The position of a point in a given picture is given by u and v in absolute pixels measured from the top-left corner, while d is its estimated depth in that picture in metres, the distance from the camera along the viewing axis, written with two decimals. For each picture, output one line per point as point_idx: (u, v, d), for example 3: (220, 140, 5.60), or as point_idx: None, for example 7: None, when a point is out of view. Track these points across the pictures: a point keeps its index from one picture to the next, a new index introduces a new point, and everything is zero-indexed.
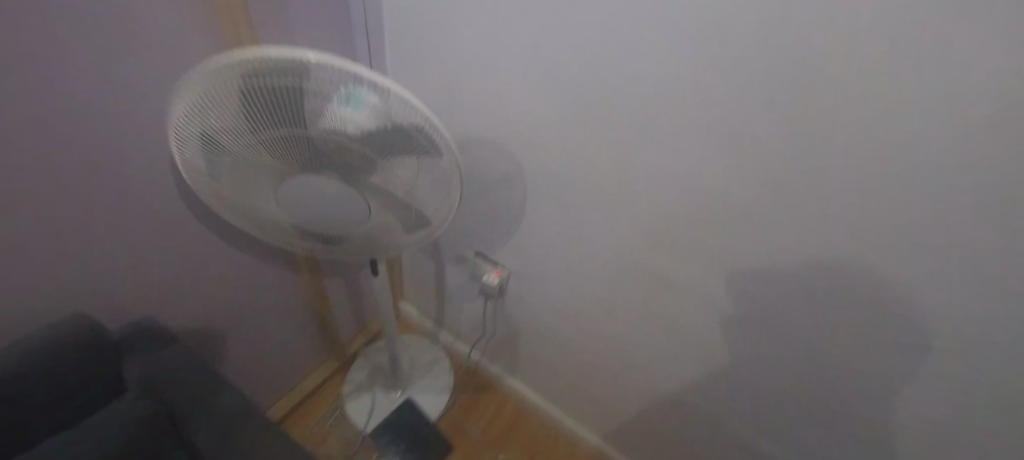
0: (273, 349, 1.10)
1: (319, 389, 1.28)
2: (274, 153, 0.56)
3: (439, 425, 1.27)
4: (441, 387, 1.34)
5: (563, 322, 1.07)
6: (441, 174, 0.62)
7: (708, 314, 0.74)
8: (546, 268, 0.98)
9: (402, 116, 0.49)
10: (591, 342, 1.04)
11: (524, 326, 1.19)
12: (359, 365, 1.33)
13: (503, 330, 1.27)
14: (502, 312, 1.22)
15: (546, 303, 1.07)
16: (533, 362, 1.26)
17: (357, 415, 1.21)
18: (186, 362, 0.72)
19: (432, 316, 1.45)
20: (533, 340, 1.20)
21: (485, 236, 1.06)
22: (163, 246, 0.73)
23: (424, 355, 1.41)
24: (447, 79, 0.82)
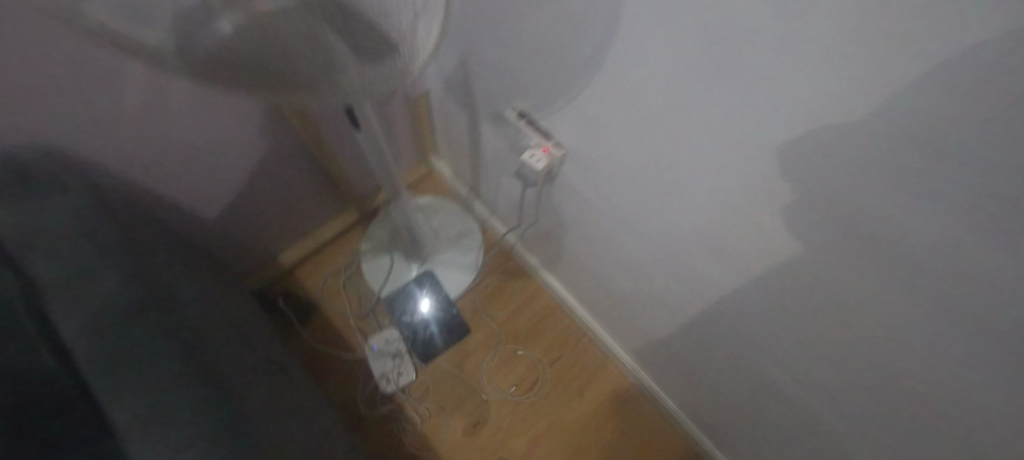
0: (269, 194, 0.94)
1: (336, 240, 1.17)
2: None
3: (458, 303, 1.13)
4: (466, 265, 1.16)
5: (627, 238, 0.72)
6: None
7: (929, 352, 0.34)
8: (613, 156, 0.58)
9: None
10: (661, 274, 0.71)
11: (569, 225, 0.87)
12: (379, 223, 1.17)
13: (545, 222, 0.95)
14: (544, 201, 0.88)
15: (608, 207, 0.69)
16: (574, 266, 0.99)
17: (372, 277, 1.12)
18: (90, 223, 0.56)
19: (466, 181, 1.16)
20: (581, 244, 0.89)
21: (532, 87, 0.63)
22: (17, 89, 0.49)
23: (453, 224, 1.19)
24: None
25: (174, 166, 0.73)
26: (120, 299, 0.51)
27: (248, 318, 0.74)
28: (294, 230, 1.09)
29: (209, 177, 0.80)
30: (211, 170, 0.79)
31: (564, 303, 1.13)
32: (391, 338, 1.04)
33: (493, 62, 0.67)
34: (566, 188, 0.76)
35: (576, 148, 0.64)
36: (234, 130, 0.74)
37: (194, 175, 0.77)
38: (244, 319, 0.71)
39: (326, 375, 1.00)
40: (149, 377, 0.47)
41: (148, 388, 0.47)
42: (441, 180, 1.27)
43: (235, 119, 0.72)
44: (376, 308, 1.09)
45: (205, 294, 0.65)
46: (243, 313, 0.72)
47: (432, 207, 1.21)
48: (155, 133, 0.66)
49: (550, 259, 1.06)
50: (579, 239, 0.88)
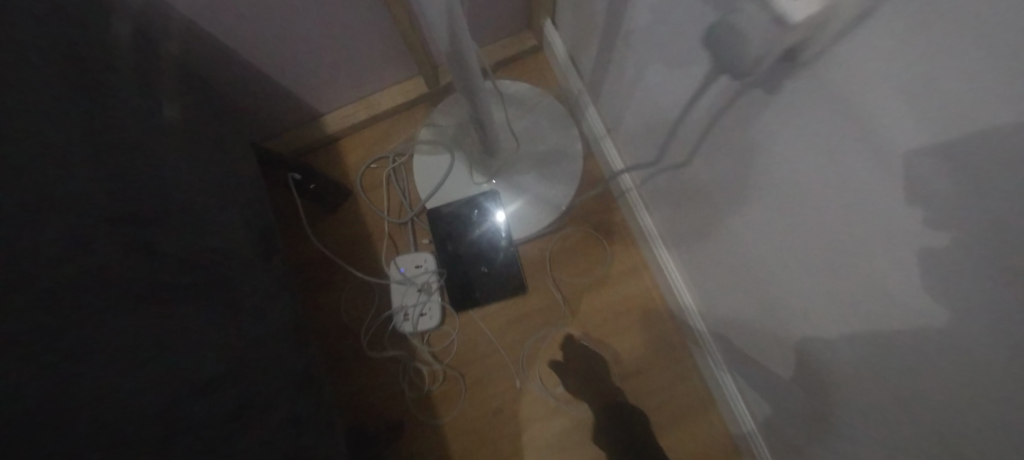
0: (295, 26, 0.64)
1: (393, 117, 0.88)
2: None
3: (519, 249, 0.80)
4: (549, 198, 0.79)
5: (896, 302, 0.27)
6: None
7: None
8: (992, 57, 0.13)
9: None
10: (970, 434, 0.25)
11: (749, 192, 0.41)
12: (447, 107, 0.84)
13: (690, 176, 0.52)
14: (714, 130, 0.42)
15: (893, 207, 0.23)
16: (719, 260, 0.56)
17: (420, 179, 0.82)
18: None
19: (587, 72, 0.72)
20: (744, 240, 0.47)
21: None
22: None
23: (548, 135, 0.80)
24: None
25: None
26: None
27: (212, 194, 0.52)
28: (338, 90, 0.81)
29: None
30: None
31: (672, 300, 0.74)
32: (420, 264, 0.77)
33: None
34: (794, 108, 0.29)
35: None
36: None
37: None
38: (158, 183, 0.42)
39: (338, 286, 0.79)
40: None
41: None
42: (547, 64, 0.85)
43: None
44: (417, 219, 0.82)
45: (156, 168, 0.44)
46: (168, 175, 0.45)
47: (522, 100, 0.81)
48: None
49: (681, 231, 0.63)
50: (755, 224, 0.43)
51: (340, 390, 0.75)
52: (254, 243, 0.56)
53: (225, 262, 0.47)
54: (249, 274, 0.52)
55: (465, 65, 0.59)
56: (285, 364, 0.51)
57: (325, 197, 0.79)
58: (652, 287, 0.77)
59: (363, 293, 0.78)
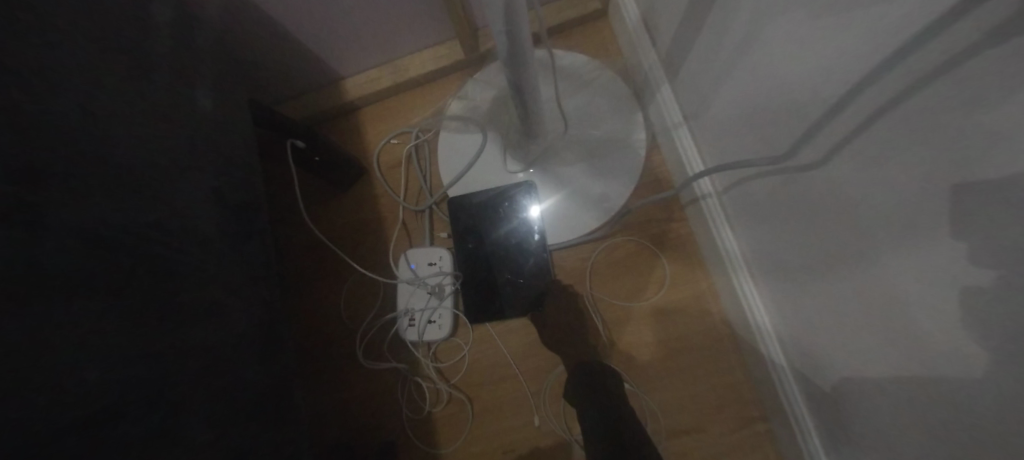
0: None
1: (422, 86, 0.76)
2: None
3: (555, 256, 0.66)
4: (597, 197, 0.64)
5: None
6: None
7: None
8: None
9: None
10: None
11: (936, 227, 0.25)
12: (485, 79, 0.70)
13: (814, 184, 0.36)
14: (890, 117, 0.25)
15: None
16: (840, 308, 0.39)
17: (445, 161, 0.69)
18: None
19: (665, 42, 0.56)
20: (895, 288, 0.31)
21: None
22: None
23: (604, 119, 0.65)
24: None
25: None
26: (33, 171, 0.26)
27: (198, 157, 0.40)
28: (361, 50, 0.69)
29: None
30: None
31: (746, 343, 0.57)
32: (434, 263, 0.65)
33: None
34: None
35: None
36: None
37: None
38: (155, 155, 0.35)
39: (338, 277, 0.68)
40: (99, 335, 0.27)
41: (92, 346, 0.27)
42: (610, 34, 0.69)
43: None
44: (436, 208, 0.69)
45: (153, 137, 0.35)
46: (92, 103, 0.31)
47: (576, 75, 0.66)
48: None
49: (783, 258, 0.46)
50: (934, 275, 0.26)
51: (328, 399, 0.65)
52: (237, 217, 0.44)
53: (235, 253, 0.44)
54: (218, 255, 0.39)
55: (513, 31, 0.44)
56: (253, 375, 0.40)
57: (333, 174, 0.68)
58: (720, 322, 0.61)
59: (366, 288, 0.67)
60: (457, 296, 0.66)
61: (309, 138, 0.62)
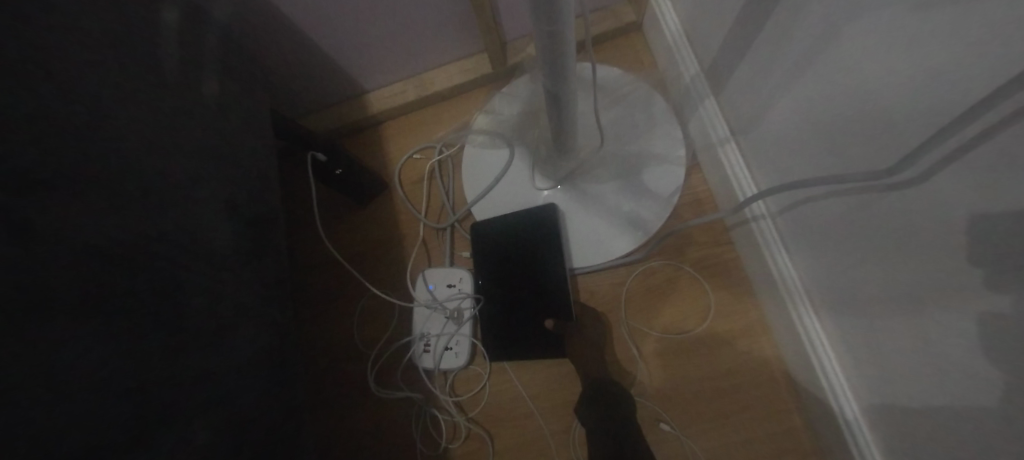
0: None
1: (448, 99, 0.74)
2: None
3: (586, 280, 0.61)
4: (633, 218, 0.59)
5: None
6: None
7: None
8: None
9: None
10: None
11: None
12: (514, 93, 0.68)
13: (898, 207, 0.31)
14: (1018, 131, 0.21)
15: None
16: (927, 354, 0.33)
17: (470, 176, 0.66)
18: None
19: (711, 52, 0.53)
20: (998, 332, 0.25)
21: None
22: None
23: (640, 135, 0.61)
24: None
25: None
26: (110, 192, 0.27)
27: (217, 167, 0.38)
28: (389, 63, 0.68)
29: None
30: None
31: (805, 386, 0.50)
32: (454, 284, 0.61)
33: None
34: None
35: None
36: None
37: None
38: (174, 164, 0.33)
39: (353, 297, 0.64)
40: (174, 348, 0.28)
41: (168, 359, 0.28)
42: (645, 47, 0.67)
43: None
44: (459, 226, 0.66)
45: (174, 145, 0.33)
46: (101, 104, 0.29)
47: (611, 89, 0.63)
48: None
49: (851, 292, 0.41)
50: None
51: (335, 430, 0.60)
52: (251, 232, 0.41)
53: (261, 267, 0.42)
54: (227, 272, 0.35)
55: (557, 41, 0.41)
56: (269, 400, 0.37)
57: (353, 188, 0.65)
58: (772, 359, 0.54)
59: (382, 310, 0.63)
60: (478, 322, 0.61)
61: (330, 150, 0.60)
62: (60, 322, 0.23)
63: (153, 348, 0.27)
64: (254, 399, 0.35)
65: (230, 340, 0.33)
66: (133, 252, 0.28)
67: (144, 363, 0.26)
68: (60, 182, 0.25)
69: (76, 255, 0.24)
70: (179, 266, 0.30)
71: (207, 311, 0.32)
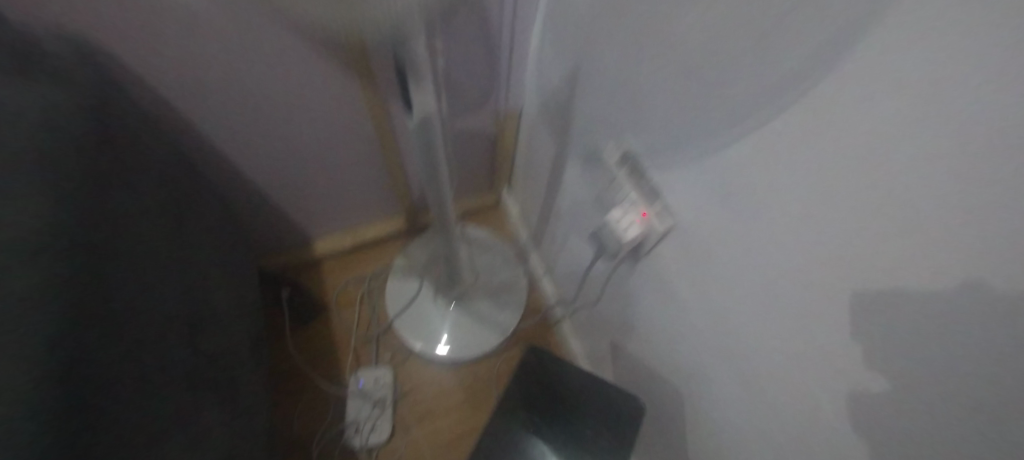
0: (321, 175, 0.83)
1: (375, 245, 1.07)
2: None
3: (476, 364, 0.92)
4: (499, 322, 0.96)
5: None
6: None
7: None
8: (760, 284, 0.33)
9: None
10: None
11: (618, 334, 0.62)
12: (422, 242, 1.05)
13: (595, 307, 0.75)
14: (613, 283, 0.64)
15: (695, 337, 0.47)
16: (669, 404, 0.57)
17: (393, 299, 0.97)
18: (194, 215, 0.58)
19: (531, 227, 1.00)
20: (632, 357, 0.66)
21: (657, 138, 0.42)
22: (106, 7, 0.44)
23: (500, 271, 1.02)
24: None
25: (222, 132, 0.66)
26: (228, 324, 0.58)
27: (239, 306, 0.63)
28: (334, 224, 0.99)
29: (259, 151, 0.72)
30: (264, 141, 0.70)
31: None
32: (379, 378, 0.86)
33: (609, 61, 0.47)
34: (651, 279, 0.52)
35: (714, 109, 0.32)
36: (308, 108, 0.67)
37: (242, 144, 0.69)
38: (234, 308, 0.62)
39: (296, 396, 0.85)
40: (245, 406, 0.57)
41: (244, 410, 0.56)
42: (501, 216, 1.13)
43: (316, 93, 0.64)
44: (383, 335, 0.93)
45: (235, 295, 0.63)
46: (221, 283, 0.60)
47: (482, 243, 1.05)
48: (215, 94, 0.59)
49: (598, 354, 0.82)
50: (864, 390, 0.26)
51: None
52: (256, 345, 0.66)
53: (260, 368, 0.65)
54: (244, 376, 0.59)
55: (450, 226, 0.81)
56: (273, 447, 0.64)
57: (302, 312, 0.89)
58: None
59: (320, 404, 0.84)
60: (458, 440, 0.84)
61: (291, 285, 0.85)
62: (224, 387, 0.53)
63: (243, 404, 0.56)
64: (269, 441, 0.62)
65: (263, 406, 0.62)
66: (236, 355, 0.58)
67: (234, 413, 0.53)
68: (219, 322, 0.56)
69: (228, 357, 0.56)
70: (243, 363, 0.60)
71: (252, 388, 0.60)
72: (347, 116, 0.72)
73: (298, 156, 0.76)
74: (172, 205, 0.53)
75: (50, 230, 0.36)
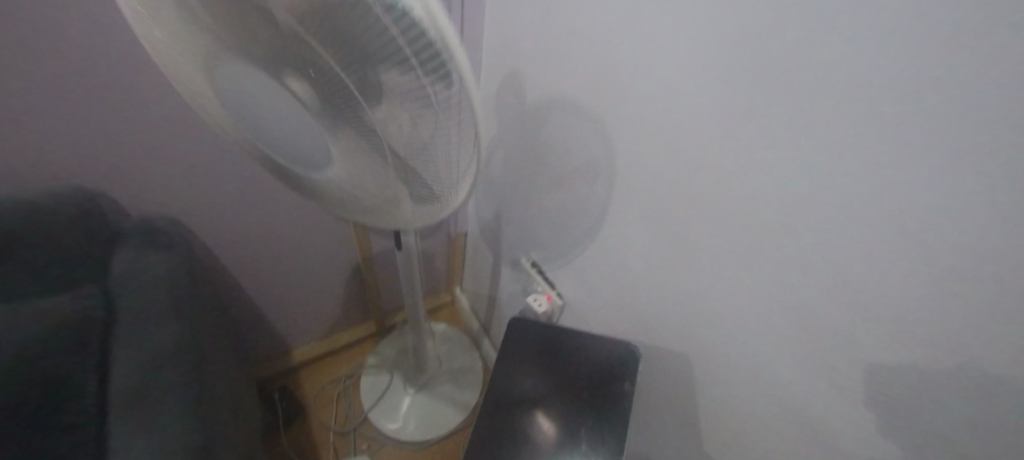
0: (313, 293, 1.04)
1: (350, 348, 1.22)
2: (231, 30, 0.35)
3: (444, 442, 1.07)
4: (462, 401, 1.13)
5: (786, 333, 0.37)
6: (448, 159, 0.41)
7: None
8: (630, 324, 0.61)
9: (407, 39, 0.28)
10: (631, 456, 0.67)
11: None
12: (391, 341, 1.23)
13: None
14: None
15: None
16: None
17: (367, 394, 1.11)
18: (229, 330, 0.76)
19: (482, 317, 1.25)
20: None
21: (552, 249, 0.75)
22: (205, 197, 0.71)
23: (459, 357, 1.22)
24: (549, 36, 0.57)
25: (248, 269, 0.88)
26: (250, 417, 0.73)
27: (252, 402, 0.78)
28: (316, 334, 1.16)
29: (269, 280, 0.93)
30: (276, 271, 0.92)
31: None
32: None
33: (518, 207, 0.82)
34: None
35: (583, 237, 0.65)
36: (317, 246, 0.92)
37: (259, 277, 0.91)
38: (251, 404, 0.76)
39: None
40: None
41: None
42: (457, 312, 1.37)
43: (322, 236, 0.90)
44: (359, 428, 1.05)
45: (250, 394, 0.77)
46: (244, 384, 0.75)
47: (443, 335, 1.27)
48: (252, 242, 0.83)
49: None
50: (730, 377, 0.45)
51: None
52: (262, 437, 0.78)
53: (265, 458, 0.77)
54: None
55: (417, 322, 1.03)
56: None
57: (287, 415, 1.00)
58: None
59: None
60: None
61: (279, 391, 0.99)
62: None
63: None
64: None
65: None
66: (254, 444, 0.71)
67: None
68: (246, 415, 0.71)
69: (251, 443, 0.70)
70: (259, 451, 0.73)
71: None
72: (343, 248, 0.97)
73: (299, 281, 0.97)
74: (220, 323, 0.72)
75: (169, 350, 0.55)
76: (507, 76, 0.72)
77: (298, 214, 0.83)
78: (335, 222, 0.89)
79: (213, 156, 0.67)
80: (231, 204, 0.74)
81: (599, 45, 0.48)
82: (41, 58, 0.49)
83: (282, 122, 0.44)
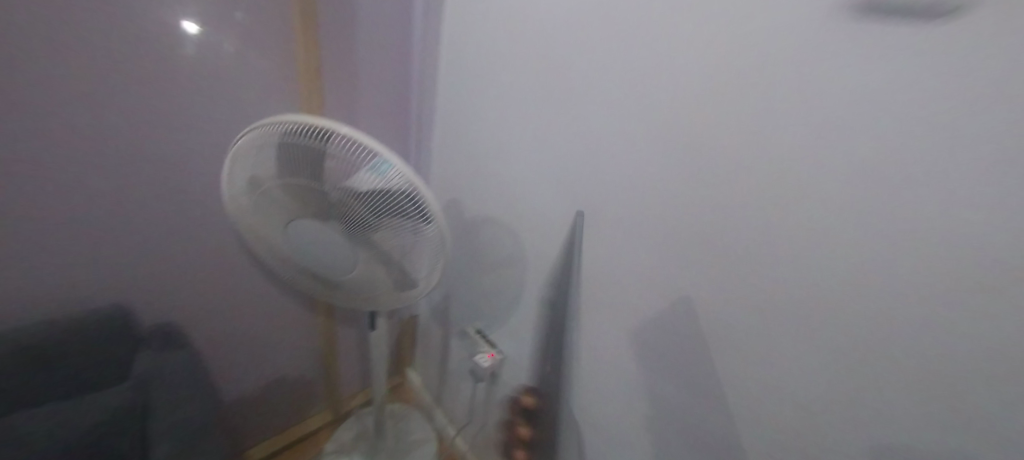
0: (276, 384, 1.13)
1: (306, 440, 1.27)
2: (296, 197, 0.64)
3: None
4: None
5: (621, 342, 0.68)
6: (427, 253, 0.69)
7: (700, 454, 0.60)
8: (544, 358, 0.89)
9: (396, 189, 0.59)
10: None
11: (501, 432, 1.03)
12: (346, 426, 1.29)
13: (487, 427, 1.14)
14: (490, 401, 1.10)
15: None
16: None
17: None
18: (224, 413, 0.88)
19: (433, 389, 1.41)
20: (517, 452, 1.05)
21: (489, 315, 1.03)
22: (204, 294, 0.88)
23: (414, 431, 1.33)
24: (474, 178, 0.96)
25: (222, 363, 0.99)
26: None
27: None
28: (271, 428, 1.20)
29: (238, 373, 1.03)
30: (248, 363, 1.03)
31: None
32: None
33: (462, 289, 1.11)
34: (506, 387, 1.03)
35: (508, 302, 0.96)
36: (288, 336, 1.07)
37: (230, 371, 1.01)
38: None
39: None
40: None
41: None
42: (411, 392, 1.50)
43: (295, 326, 1.07)
44: None
45: None
46: None
47: (398, 413, 1.38)
48: (232, 336, 0.97)
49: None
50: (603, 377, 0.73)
51: None
52: None
53: None
54: None
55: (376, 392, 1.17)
56: None
57: None
58: None
59: None
60: None
61: None
62: None
63: None
64: None
65: None
66: None
67: None
68: None
69: None
70: None
71: None
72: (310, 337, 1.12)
73: (266, 372, 1.08)
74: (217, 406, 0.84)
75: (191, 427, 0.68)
76: (448, 199, 1.08)
77: (278, 308, 1.01)
78: (308, 313, 1.08)
79: (220, 259, 0.87)
80: (225, 300, 0.92)
81: (504, 189, 0.87)
82: (114, 196, 0.71)
83: (316, 245, 0.70)
